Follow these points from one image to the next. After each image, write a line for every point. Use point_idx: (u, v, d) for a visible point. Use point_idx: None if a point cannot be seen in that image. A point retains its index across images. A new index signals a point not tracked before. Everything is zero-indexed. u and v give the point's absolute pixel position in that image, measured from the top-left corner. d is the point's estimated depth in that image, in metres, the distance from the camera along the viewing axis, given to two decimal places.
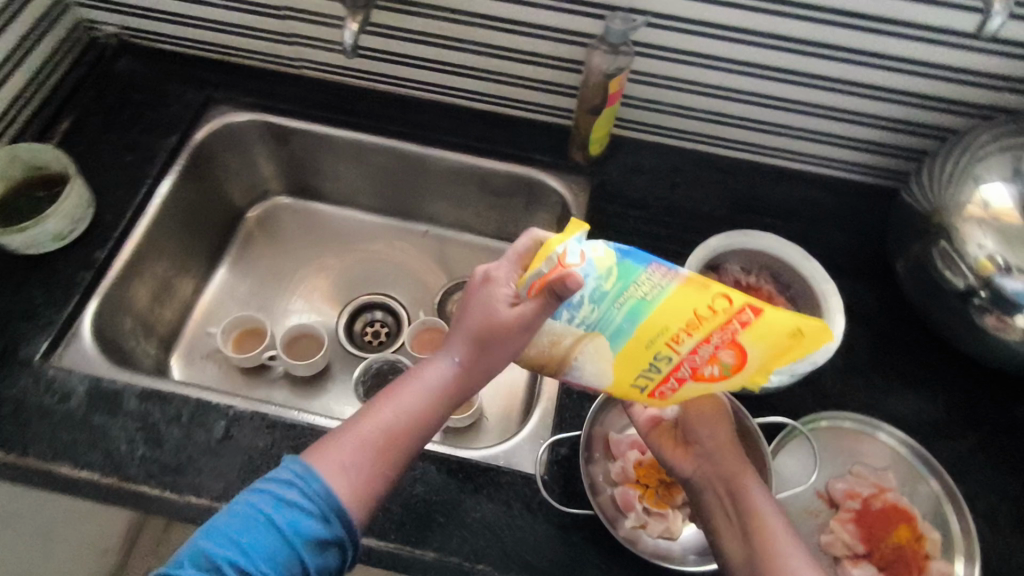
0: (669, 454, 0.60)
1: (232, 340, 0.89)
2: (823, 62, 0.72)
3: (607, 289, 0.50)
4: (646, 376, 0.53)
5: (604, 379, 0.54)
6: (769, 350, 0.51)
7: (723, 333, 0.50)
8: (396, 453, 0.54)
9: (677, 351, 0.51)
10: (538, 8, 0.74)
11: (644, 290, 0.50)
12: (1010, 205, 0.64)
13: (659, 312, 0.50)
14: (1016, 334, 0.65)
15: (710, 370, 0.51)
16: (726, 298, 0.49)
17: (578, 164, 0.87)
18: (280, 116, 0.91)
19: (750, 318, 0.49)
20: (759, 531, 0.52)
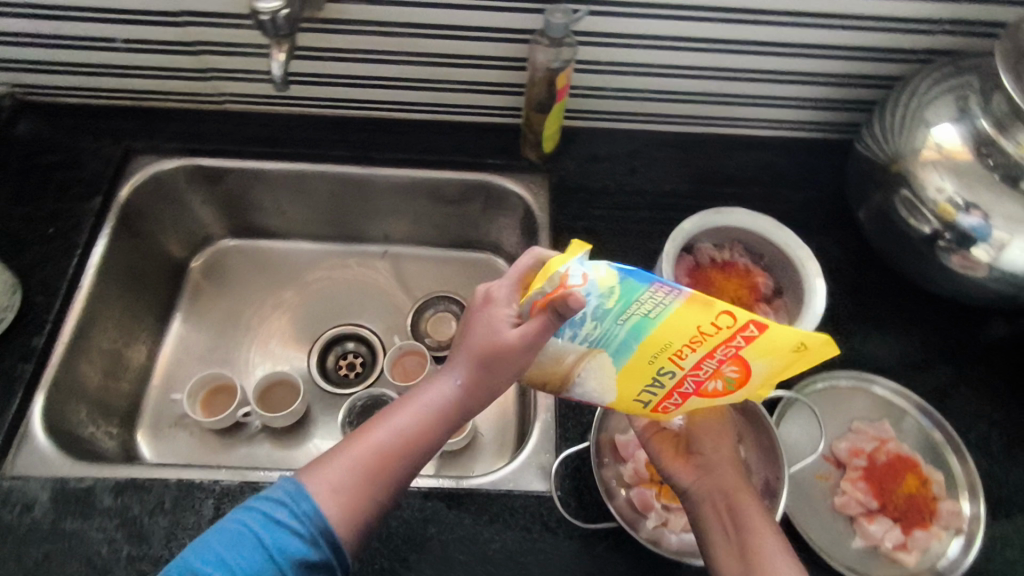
0: (669, 461, 0.60)
1: (200, 403, 0.84)
2: (764, 28, 0.71)
3: (609, 305, 0.47)
4: (650, 391, 0.52)
5: (607, 394, 0.53)
6: (775, 364, 0.48)
7: (727, 348, 0.48)
8: (389, 477, 0.53)
9: (679, 368, 0.50)
10: (471, 10, 0.70)
11: (647, 307, 0.47)
12: (960, 143, 0.64)
13: (662, 328, 0.48)
14: (982, 270, 0.65)
15: (714, 382, 0.51)
16: (730, 314, 0.46)
17: (533, 162, 0.84)
18: (210, 157, 0.85)
19: (755, 335, 0.47)
20: (755, 551, 0.52)
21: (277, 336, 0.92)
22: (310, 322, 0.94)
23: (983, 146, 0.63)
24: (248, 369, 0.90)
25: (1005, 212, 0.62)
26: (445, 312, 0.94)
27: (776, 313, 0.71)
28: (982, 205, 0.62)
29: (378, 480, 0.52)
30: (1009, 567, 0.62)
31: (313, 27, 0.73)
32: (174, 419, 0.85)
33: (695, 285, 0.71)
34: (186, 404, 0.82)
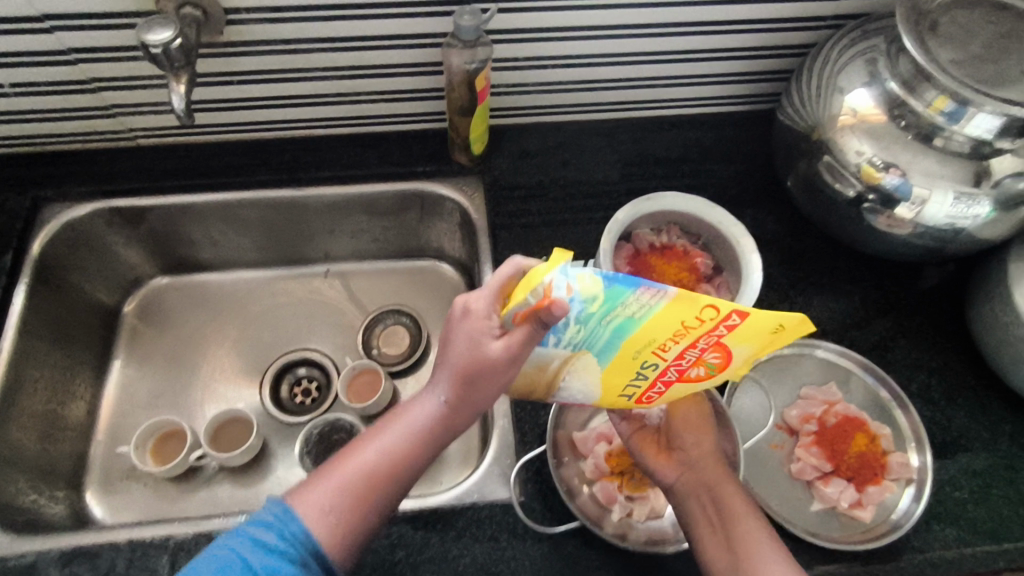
0: (651, 459, 0.60)
1: (149, 451, 0.81)
2: (674, 10, 0.71)
3: (594, 311, 0.47)
4: (635, 384, 0.53)
5: (592, 392, 0.54)
6: (758, 347, 0.49)
7: (709, 337, 0.48)
8: (377, 498, 0.53)
9: (662, 359, 0.50)
10: (377, 19, 0.68)
11: (633, 309, 0.47)
12: (874, 106, 0.65)
13: (648, 325, 0.48)
14: (906, 228, 0.67)
15: (696, 369, 0.52)
16: (714, 307, 0.46)
17: (464, 166, 0.83)
18: (126, 197, 0.81)
19: (737, 323, 0.47)
20: (744, 542, 0.53)
21: (224, 373, 0.89)
22: (257, 353, 0.91)
23: (894, 108, 0.65)
24: (196, 411, 0.86)
25: (921, 167, 0.64)
26: (396, 325, 0.92)
27: (718, 291, 0.71)
28: (899, 163, 0.64)
29: (366, 505, 0.52)
30: (958, 507, 0.65)
31: (215, 51, 0.69)
32: (126, 471, 0.82)
33: (636, 272, 0.72)
34: (134, 457, 0.78)
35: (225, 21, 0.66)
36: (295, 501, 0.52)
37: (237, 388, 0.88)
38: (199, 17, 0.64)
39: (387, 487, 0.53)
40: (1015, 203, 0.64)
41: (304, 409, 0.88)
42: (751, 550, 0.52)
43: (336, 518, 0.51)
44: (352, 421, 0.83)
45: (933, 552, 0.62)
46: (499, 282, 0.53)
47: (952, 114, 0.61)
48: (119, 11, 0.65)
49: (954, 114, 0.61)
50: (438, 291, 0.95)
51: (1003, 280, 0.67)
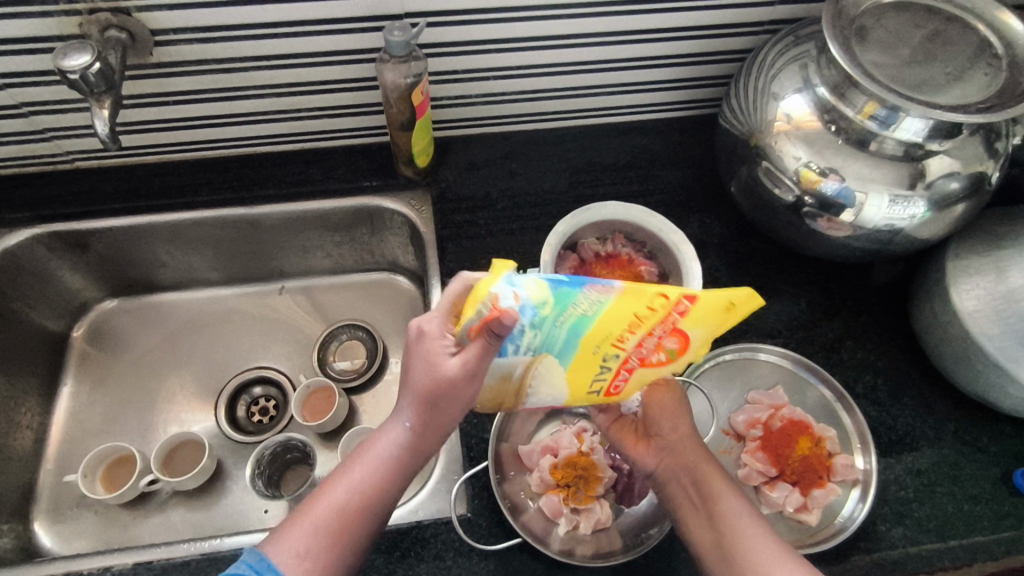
0: (631, 448, 0.60)
1: (100, 477, 0.79)
2: (609, 19, 0.72)
3: (547, 316, 0.47)
4: (601, 379, 0.52)
5: (562, 395, 0.53)
6: (713, 328, 0.50)
7: (664, 324, 0.49)
8: (355, 531, 0.52)
9: (625, 349, 0.50)
10: (310, 36, 0.68)
11: (585, 310, 0.47)
12: (808, 112, 0.66)
13: (604, 320, 0.48)
14: (845, 231, 0.68)
15: (657, 358, 0.51)
16: (662, 295, 0.48)
17: (411, 179, 0.83)
18: (65, 222, 0.80)
19: (687, 308, 0.49)
20: (726, 518, 0.53)
21: (175, 396, 0.88)
22: (210, 373, 0.89)
23: (827, 112, 0.65)
24: (147, 436, 0.85)
25: (856, 172, 0.64)
26: (350, 341, 0.91)
27: None
28: (838, 168, 0.65)
29: (344, 539, 0.51)
30: (904, 507, 0.65)
31: (146, 73, 0.69)
32: (75, 500, 0.81)
33: None
34: (82, 486, 0.77)
35: (153, 43, 0.66)
36: (269, 546, 0.50)
37: (189, 410, 0.87)
38: (126, 40, 0.64)
39: (363, 518, 0.52)
40: (948, 204, 0.65)
41: (258, 429, 0.87)
42: (735, 525, 0.52)
43: (314, 558, 0.50)
44: (304, 440, 0.80)
45: (880, 553, 0.62)
46: (449, 301, 0.53)
47: (882, 119, 0.62)
48: (42, 35, 0.64)
49: (885, 120, 0.62)
50: (393, 304, 0.94)
51: (941, 279, 0.68)
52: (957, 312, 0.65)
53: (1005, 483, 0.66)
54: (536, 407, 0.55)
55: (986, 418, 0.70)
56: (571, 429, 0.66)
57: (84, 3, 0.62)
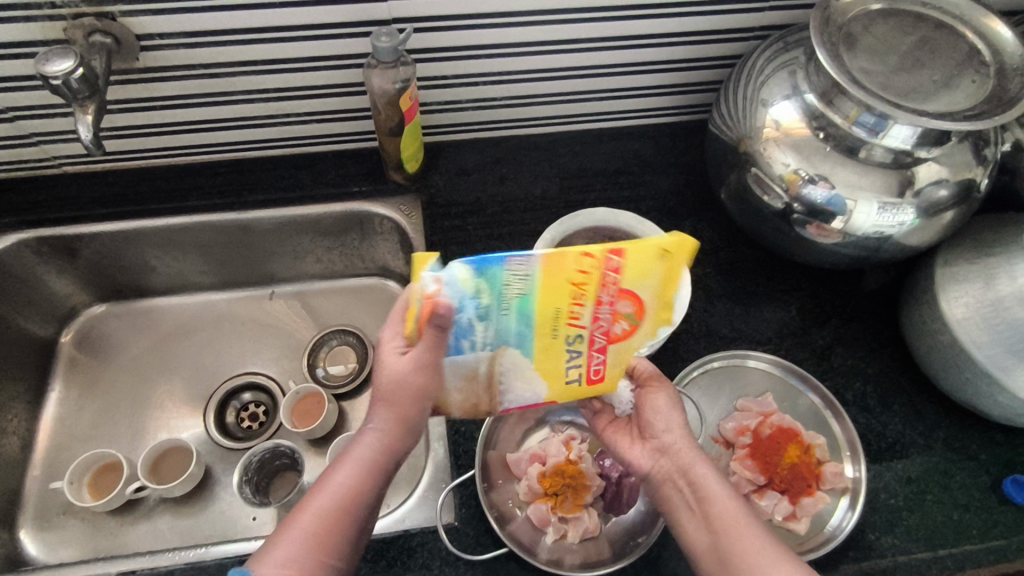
0: (626, 449, 0.60)
1: (87, 484, 0.79)
2: (598, 25, 0.72)
3: (484, 303, 0.50)
4: (575, 364, 0.54)
5: (540, 389, 0.55)
6: (660, 280, 0.53)
7: (606, 289, 0.51)
8: (341, 535, 0.51)
9: (583, 327, 0.53)
10: (298, 42, 0.68)
11: (517, 287, 0.49)
12: (797, 119, 0.66)
13: (543, 296, 0.50)
14: (835, 237, 0.68)
15: (619, 328, 0.54)
16: (589, 255, 0.49)
17: (400, 185, 0.82)
18: (52, 227, 0.79)
19: (619, 263, 0.50)
20: (722, 521, 0.52)
21: (163, 402, 0.87)
22: (199, 379, 0.89)
23: (816, 119, 0.65)
24: (135, 442, 0.84)
25: (844, 180, 0.64)
26: (341, 346, 0.91)
27: None
28: (828, 176, 0.65)
29: (331, 543, 0.50)
30: (893, 515, 0.65)
31: (132, 78, 0.69)
32: (63, 507, 0.80)
33: None
34: (69, 493, 0.76)
35: (139, 48, 0.65)
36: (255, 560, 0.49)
37: (178, 417, 0.86)
38: (111, 45, 0.63)
39: (349, 521, 0.51)
40: (937, 210, 0.65)
41: (247, 435, 0.86)
42: (731, 528, 0.52)
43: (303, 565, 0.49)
44: (292, 446, 0.79)
45: (870, 561, 0.62)
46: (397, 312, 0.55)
47: (870, 127, 0.62)
48: (26, 40, 0.63)
49: (874, 127, 0.62)
50: (384, 309, 0.94)
51: (930, 286, 0.68)
52: (946, 319, 0.65)
53: (995, 491, 0.66)
54: (517, 406, 0.56)
55: (977, 426, 0.70)
56: (559, 437, 0.66)
57: (69, 8, 0.61)
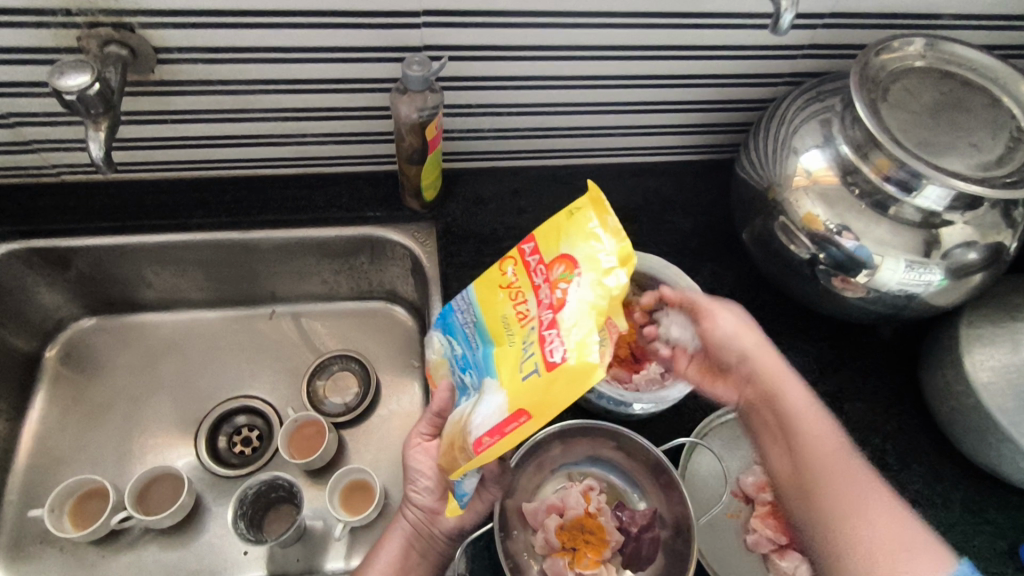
0: (708, 384, 0.66)
1: (69, 512, 0.74)
2: (632, 62, 0.70)
3: (463, 350, 0.56)
4: (528, 357, 0.46)
5: (502, 400, 0.46)
6: (579, 228, 0.47)
7: (538, 271, 0.50)
8: None
9: (532, 315, 0.49)
10: (324, 63, 0.65)
11: (467, 319, 0.57)
12: (827, 168, 0.65)
13: (489, 313, 0.53)
14: (860, 292, 0.67)
15: (561, 296, 0.46)
16: (510, 259, 0.54)
17: (416, 212, 0.80)
18: (45, 239, 0.75)
19: (534, 245, 0.52)
20: (812, 452, 0.57)
21: (152, 425, 0.82)
22: (191, 401, 0.84)
23: (848, 173, 0.64)
24: (121, 468, 0.80)
25: (875, 236, 0.64)
26: (342, 373, 0.87)
27: None
28: (852, 228, 0.64)
29: None
30: None
31: (145, 91, 0.65)
32: (40, 536, 0.75)
33: None
34: (49, 522, 0.72)
35: (155, 60, 0.62)
36: None
37: (167, 441, 0.82)
38: (127, 56, 0.60)
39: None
40: (965, 273, 0.64)
41: (241, 461, 0.82)
42: (826, 460, 0.57)
43: None
44: (289, 480, 0.75)
45: None
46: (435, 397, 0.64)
47: (902, 183, 0.61)
48: (36, 46, 0.60)
49: (906, 183, 0.61)
50: (389, 336, 0.90)
51: (954, 347, 0.67)
52: (971, 382, 0.64)
53: (1011, 557, 0.65)
54: (483, 433, 0.46)
55: (993, 488, 0.69)
56: (578, 488, 0.65)
57: (84, 16, 0.58)
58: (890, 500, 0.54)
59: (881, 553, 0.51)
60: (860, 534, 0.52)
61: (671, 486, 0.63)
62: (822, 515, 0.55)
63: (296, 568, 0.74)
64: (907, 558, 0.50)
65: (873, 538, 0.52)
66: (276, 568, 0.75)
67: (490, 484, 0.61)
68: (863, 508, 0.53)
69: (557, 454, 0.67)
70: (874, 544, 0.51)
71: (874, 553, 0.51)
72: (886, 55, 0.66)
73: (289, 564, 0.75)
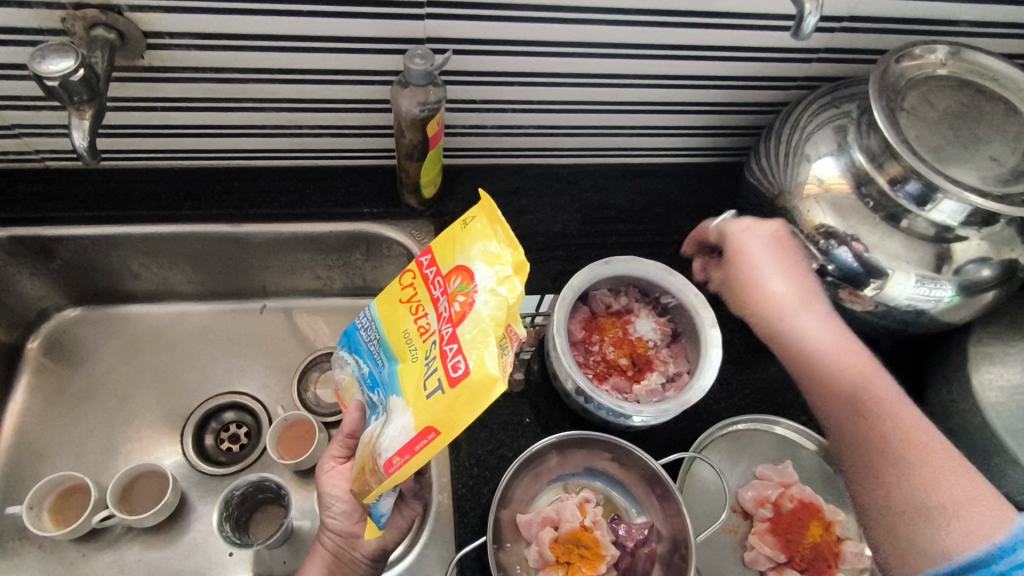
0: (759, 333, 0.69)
1: (48, 509, 0.72)
2: (642, 61, 0.68)
3: (369, 367, 0.57)
4: (431, 374, 0.47)
5: (408, 420, 0.47)
6: (476, 241, 0.49)
7: (438, 283, 0.51)
8: None
9: (433, 330, 0.50)
10: (324, 53, 0.63)
11: (370, 337, 0.57)
12: (839, 177, 0.63)
13: (389, 328, 0.54)
14: (867, 305, 0.65)
15: (459, 307, 0.47)
16: (408, 272, 0.55)
17: (413, 209, 0.77)
18: (28, 227, 0.72)
19: (432, 258, 0.53)
20: (860, 408, 0.59)
21: (137, 420, 0.80)
22: (176, 397, 0.82)
23: (862, 183, 0.62)
24: (104, 464, 0.78)
25: (887, 249, 0.62)
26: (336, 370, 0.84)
27: (676, 360, 0.69)
28: (863, 239, 0.62)
29: None
30: None
31: (135, 76, 0.63)
32: (19, 532, 0.73)
33: (591, 337, 0.70)
34: (28, 520, 0.69)
35: (145, 45, 0.60)
36: None
37: (152, 437, 0.80)
38: (114, 40, 0.57)
39: None
40: (978, 290, 0.63)
41: (228, 459, 0.80)
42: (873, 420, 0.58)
43: None
44: (279, 482, 0.73)
45: None
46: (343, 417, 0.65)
47: (917, 195, 0.59)
48: (19, 26, 0.57)
49: (922, 197, 0.59)
50: None
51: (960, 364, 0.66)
52: (978, 402, 0.63)
53: None
54: (394, 453, 0.47)
55: None
56: (573, 500, 0.63)
57: None
58: (940, 455, 0.54)
59: (922, 513, 0.52)
60: (911, 492, 0.53)
61: (665, 496, 0.62)
62: (876, 467, 0.57)
63: (281, 570, 0.72)
64: (954, 518, 0.51)
65: (927, 499, 0.52)
66: (261, 570, 0.73)
67: (411, 500, 0.60)
68: (921, 461, 0.54)
69: (553, 465, 0.65)
70: (931, 504, 0.52)
71: (929, 510, 0.52)
72: (907, 62, 0.63)
73: (274, 566, 0.72)
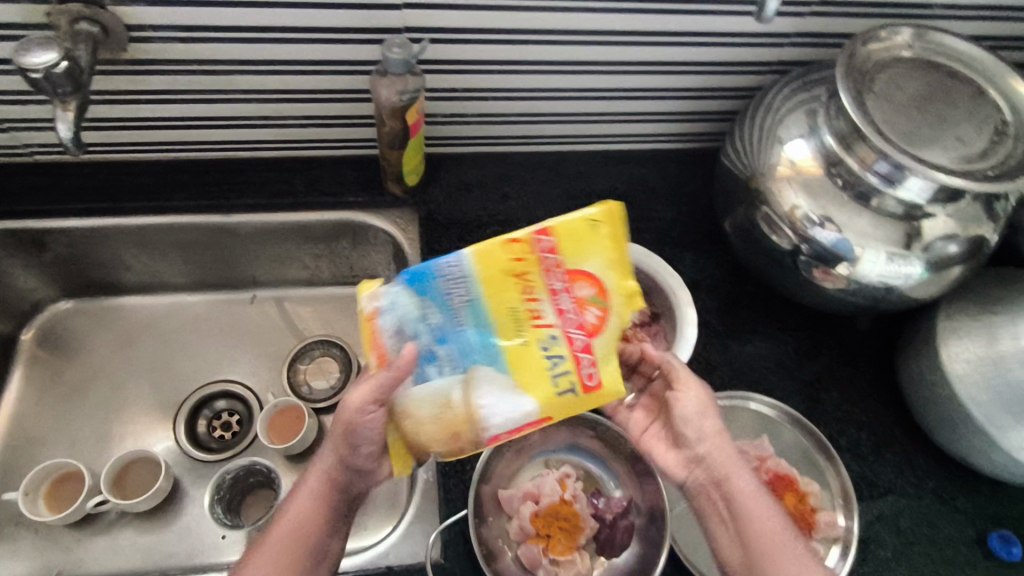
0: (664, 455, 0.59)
1: (44, 495, 0.73)
2: (617, 47, 0.69)
3: (437, 319, 0.50)
4: (561, 373, 0.50)
5: (527, 406, 0.50)
6: (609, 254, 0.51)
7: (558, 275, 0.51)
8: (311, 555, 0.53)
9: (551, 322, 0.50)
10: (303, 44, 0.64)
11: (459, 296, 0.50)
12: (811, 159, 0.65)
13: (493, 297, 0.50)
14: (839, 283, 0.67)
15: (591, 318, 0.51)
16: (515, 242, 0.50)
17: (398, 198, 0.79)
18: (19, 221, 0.74)
19: (551, 243, 0.50)
20: (756, 536, 0.52)
21: (130, 407, 0.82)
22: (169, 385, 0.84)
23: (832, 164, 0.64)
24: (98, 451, 0.79)
25: (857, 228, 0.63)
26: (324, 358, 0.85)
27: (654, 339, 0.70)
28: (835, 219, 0.64)
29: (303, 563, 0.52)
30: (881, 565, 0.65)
31: (119, 69, 0.64)
32: (16, 517, 0.75)
33: None
34: (24, 505, 0.71)
35: (128, 39, 0.61)
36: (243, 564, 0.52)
37: (145, 424, 0.81)
38: (98, 34, 0.59)
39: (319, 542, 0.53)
40: (945, 265, 0.64)
41: (220, 446, 0.81)
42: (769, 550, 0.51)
43: None
44: (268, 466, 0.76)
45: None
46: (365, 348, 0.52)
47: (885, 175, 0.61)
48: (4, 20, 0.58)
49: (888, 176, 0.60)
50: None
51: (930, 338, 0.68)
52: (946, 373, 0.65)
53: (980, 546, 0.67)
54: (506, 431, 0.51)
55: (964, 477, 0.70)
56: (554, 475, 0.65)
57: None
58: None
59: None
60: None
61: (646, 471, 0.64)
62: None
63: None
64: None
65: None
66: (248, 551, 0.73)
67: None
68: None
69: (535, 441, 0.68)
70: None
71: None
72: (873, 44, 0.65)
73: None
